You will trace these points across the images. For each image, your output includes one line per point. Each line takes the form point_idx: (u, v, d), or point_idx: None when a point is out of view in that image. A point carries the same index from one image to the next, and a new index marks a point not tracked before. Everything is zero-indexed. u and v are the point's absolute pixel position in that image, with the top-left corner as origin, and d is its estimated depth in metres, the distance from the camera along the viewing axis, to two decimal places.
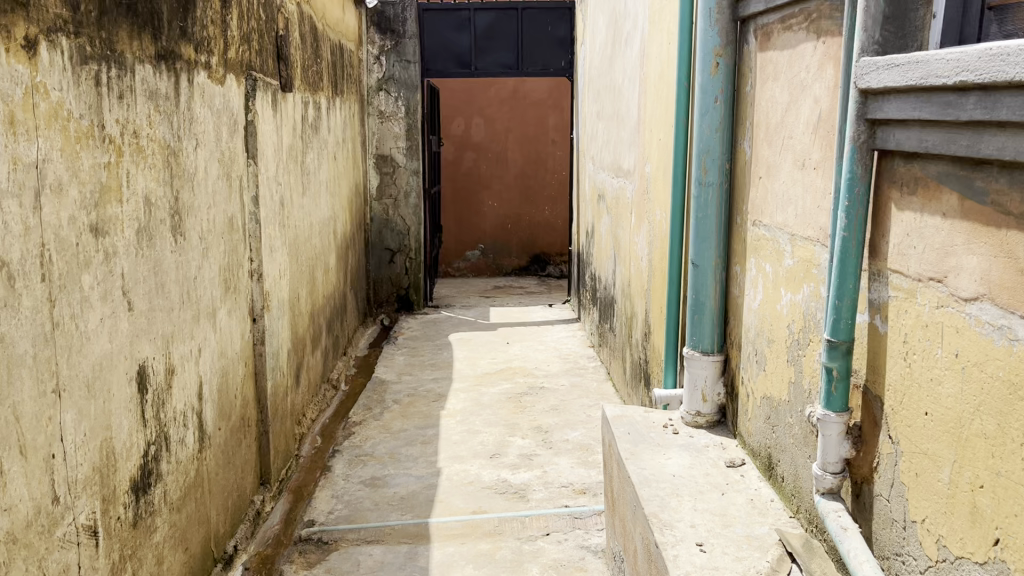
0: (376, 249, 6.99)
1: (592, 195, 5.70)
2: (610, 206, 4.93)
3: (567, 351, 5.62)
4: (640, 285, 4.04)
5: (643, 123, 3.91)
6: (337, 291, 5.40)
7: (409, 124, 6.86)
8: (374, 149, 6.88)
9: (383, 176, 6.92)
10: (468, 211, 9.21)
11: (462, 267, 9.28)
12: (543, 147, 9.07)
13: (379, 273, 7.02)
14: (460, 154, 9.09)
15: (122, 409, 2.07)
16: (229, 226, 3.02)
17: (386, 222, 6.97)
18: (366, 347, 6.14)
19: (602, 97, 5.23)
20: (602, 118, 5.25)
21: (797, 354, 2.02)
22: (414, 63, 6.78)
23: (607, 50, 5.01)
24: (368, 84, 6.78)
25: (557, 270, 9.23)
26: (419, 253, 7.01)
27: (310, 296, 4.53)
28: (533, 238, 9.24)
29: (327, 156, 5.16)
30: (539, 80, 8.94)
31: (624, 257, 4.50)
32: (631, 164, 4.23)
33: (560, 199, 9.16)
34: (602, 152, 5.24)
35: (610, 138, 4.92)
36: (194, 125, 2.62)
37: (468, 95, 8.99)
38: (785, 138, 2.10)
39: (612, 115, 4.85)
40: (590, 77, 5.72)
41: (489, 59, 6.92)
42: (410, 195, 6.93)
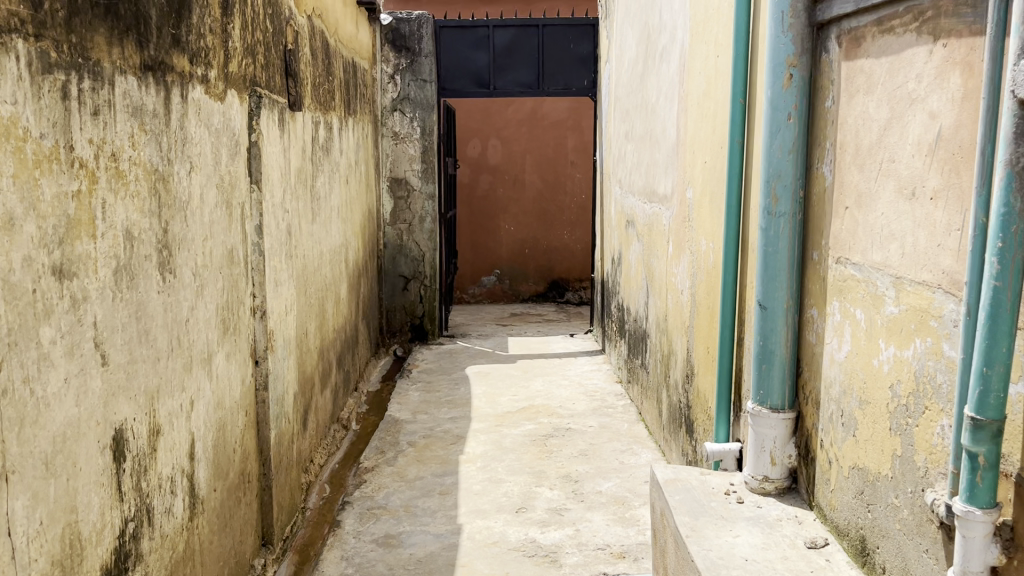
0: (390, 276, 6.66)
1: (620, 220, 5.36)
2: (642, 234, 4.59)
3: (592, 387, 5.27)
4: (680, 321, 3.69)
5: (684, 145, 3.58)
6: (348, 323, 5.07)
7: (425, 146, 6.56)
8: (388, 172, 6.57)
9: (397, 201, 6.61)
10: (484, 235, 8.88)
11: (477, 293, 8.94)
12: (562, 170, 8.76)
13: (392, 301, 6.68)
14: (476, 176, 8.79)
15: (90, 487, 1.72)
16: (229, 259, 2.69)
17: (400, 248, 6.64)
18: (379, 381, 5.80)
19: (632, 117, 4.91)
20: (632, 139, 4.93)
21: (905, 423, 1.66)
22: (430, 82, 6.49)
23: (638, 68, 4.70)
24: (382, 104, 6.49)
25: (576, 297, 8.89)
26: (434, 280, 6.69)
27: (319, 330, 4.19)
28: (552, 264, 8.90)
29: (338, 180, 4.85)
30: (558, 101, 8.65)
31: (659, 289, 4.15)
32: (669, 189, 3.90)
33: (580, 223, 8.83)
34: (632, 175, 4.91)
35: (642, 161, 4.59)
36: (188, 147, 2.30)
37: (485, 116, 8.71)
38: (884, 161, 1.75)
39: (644, 136, 4.53)
40: (618, 96, 5.41)
41: (508, 77, 6.64)
42: (425, 220, 6.62)
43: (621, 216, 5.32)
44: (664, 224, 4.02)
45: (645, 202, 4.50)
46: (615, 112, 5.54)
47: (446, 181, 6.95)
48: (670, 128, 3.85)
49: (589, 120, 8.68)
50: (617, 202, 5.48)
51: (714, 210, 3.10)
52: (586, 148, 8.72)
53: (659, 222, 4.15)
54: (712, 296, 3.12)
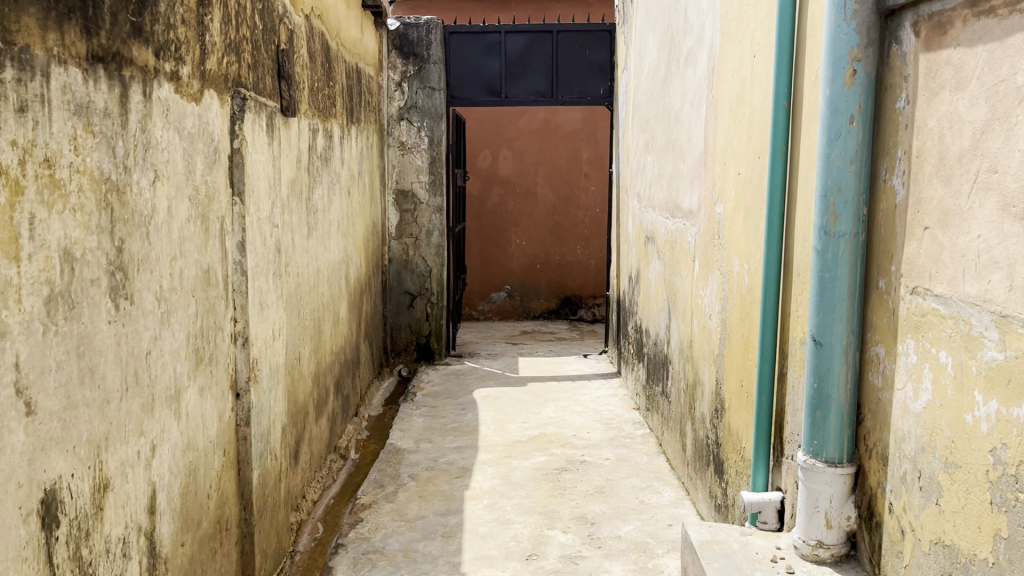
0: (395, 292, 6.36)
1: (638, 237, 5.05)
2: (664, 252, 4.27)
3: (608, 414, 4.94)
4: (708, 348, 3.36)
5: (714, 155, 3.26)
6: (348, 344, 4.76)
7: (433, 157, 6.27)
8: (394, 184, 6.27)
9: (403, 214, 6.31)
10: (494, 250, 8.58)
11: (487, 310, 8.63)
12: (575, 183, 8.46)
13: (397, 319, 6.37)
14: (486, 189, 8.49)
15: (8, 564, 1.41)
16: (204, 280, 2.39)
17: (406, 263, 6.34)
18: (381, 404, 5.49)
19: (653, 126, 4.60)
20: (652, 150, 4.62)
21: (1014, 500, 1.33)
22: (439, 90, 6.21)
23: (660, 73, 4.39)
24: (389, 113, 6.20)
25: (590, 314, 8.57)
26: (442, 298, 6.38)
27: (315, 353, 3.89)
28: (565, 280, 8.59)
29: (339, 192, 4.55)
30: (572, 111, 8.35)
31: (683, 312, 3.82)
32: (695, 203, 3.58)
33: (594, 238, 8.52)
34: (652, 189, 4.60)
35: (664, 173, 4.28)
36: (153, 154, 2.00)
37: (496, 127, 8.42)
38: (982, 173, 1.43)
39: (666, 145, 4.21)
40: (637, 105, 5.10)
41: (521, 85, 6.35)
42: (433, 234, 6.32)
43: (639, 232, 5.01)
44: (689, 242, 3.70)
45: (667, 218, 4.18)
46: (633, 122, 5.23)
47: (455, 193, 6.66)
48: (697, 137, 3.54)
49: (604, 131, 8.37)
50: (635, 218, 5.16)
51: (750, 228, 2.78)
52: (601, 160, 8.41)
53: (683, 239, 3.83)
54: (748, 323, 2.80)
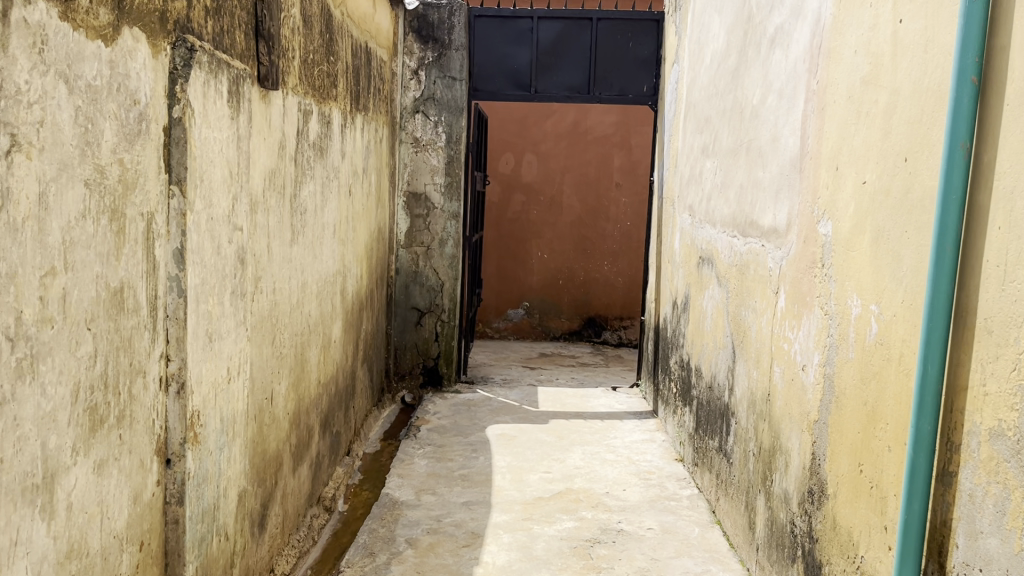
0: (401, 308, 5.60)
1: (690, 258, 4.29)
2: (728, 279, 3.51)
3: (647, 465, 4.17)
4: (799, 410, 2.58)
5: (820, 158, 2.49)
6: (340, 371, 4.00)
7: (450, 156, 5.53)
8: (405, 184, 5.53)
9: (414, 219, 5.56)
10: (513, 262, 7.82)
11: (502, 327, 7.87)
12: (605, 192, 7.70)
13: (402, 339, 5.62)
14: (507, 195, 7.75)
15: None
16: (113, 304, 1.63)
17: (415, 276, 5.58)
18: (379, 439, 4.74)
19: (716, 127, 3.84)
20: (714, 156, 3.86)
21: None
22: (461, 81, 5.48)
23: (729, 62, 3.64)
24: (402, 104, 5.47)
25: (615, 337, 7.80)
26: (454, 316, 5.63)
27: (295, 388, 3.13)
28: (589, 298, 7.82)
29: (337, 191, 3.81)
30: (605, 113, 7.61)
31: (757, 356, 3.05)
32: (783, 221, 2.81)
33: (623, 253, 7.75)
34: (712, 201, 3.84)
35: (732, 183, 3.52)
36: (6, 105, 1.25)
37: (521, 128, 7.68)
38: None
39: (737, 148, 3.45)
40: (693, 104, 4.37)
41: (554, 79, 5.60)
42: (447, 243, 5.57)
43: (692, 253, 4.25)
44: (770, 270, 2.93)
45: (735, 237, 3.42)
46: (687, 125, 4.49)
47: (473, 199, 5.91)
48: (791, 136, 2.77)
49: (639, 137, 7.62)
50: (685, 236, 4.41)
51: (885, 258, 2.01)
52: (634, 168, 7.66)
53: (759, 266, 3.06)
54: (877, 387, 2.03)
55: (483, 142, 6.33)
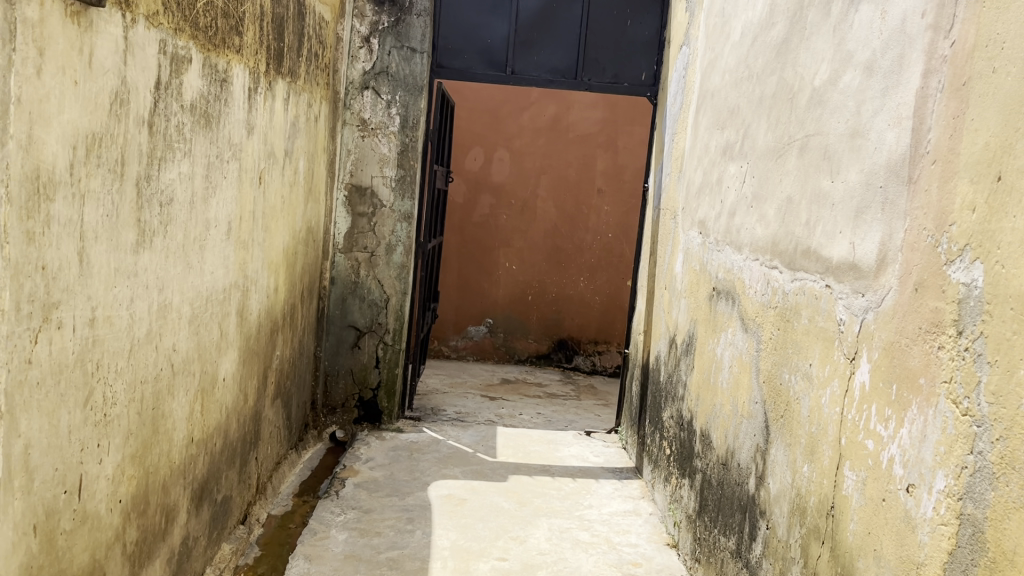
0: (335, 326, 4.61)
1: (698, 289, 3.37)
2: (762, 325, 2.58)
3: (631, 554, 3.23)
4: (897, 553, 1.66)
5: (957, 161, 1.57)
6: (233, 415, 3.00)
7: (405, 145, 4.55)
8: (348, 175, 4.54)
9: (357, 218, 4.57)
10: (477, 273, 6.86)
11: (461, 346, 6.89)
12: (585, 198, 6.77)
13: (335, 364, 4.63)
14: (473, 196, 6.79)
15: None
16: None
17: (354, 288, 4.59)
18: (291, 495, 3.76)
19: (746, 119, 2.93)
20: (742, 159, 2.94)
21: None
22: (422, 53, 4.50)
23: (773, 33, 2.72)
24: (349, 77, 4.49)
25: (589, 364, 6.87)
26: (400, 340, 4.65)
27: (140, 459, 2.15)
28: (561, 318, 6.88)
29: (237, 175, 2.82)
30: (590, 109, 6.69)
31: (810, 446, 2.13)
32: (871, 256, 1.88)
33: (602, 269, 6.83)
34: (738, 218, 2.92)
35: (771, 195, 2.60)
36: None
37: (493, 120, 6.73)
38: None
39: (783, 146, 2.53)
40: (710, 95, 3.45)
41: (534, 59, 4.65)
42: (395, 250, 4.60)
43: (703, 283, 3.32)
44: (841, 324, 2.01)
45: (777, 270, 2.49)
46: (702, 120, 3.57)
47: (431, 200, 4.94)
48: (891, 126, 1.85)
49: (626, 138, 6.71)
50: (693, 260, 3.49)
51: None
52: (619, 174, 6.74)
53: (820, 315, 2.14)
54: None
55: (447, 132, 5.37)
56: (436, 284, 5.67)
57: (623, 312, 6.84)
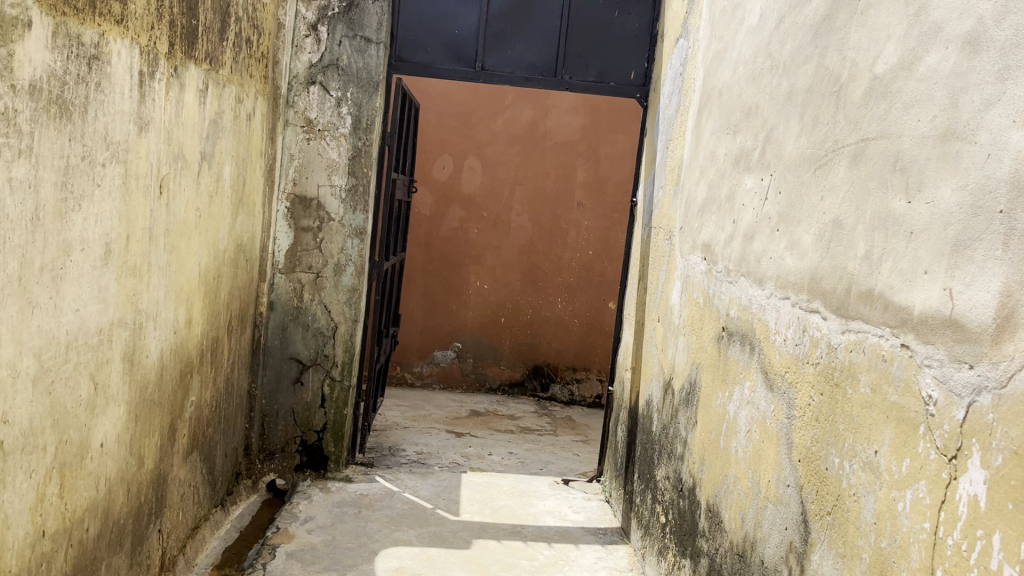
0: (274, 359, 3.98)
1: (703, 327, 2.78)
2: (797, 384, 1.99)
3: None
4: None
5: None
6: (119, 485, 2.36)
7: (357, 149, 3.93)
8: (290, 184, 3.92)
9: (301, 234, 3.95)
10: (444, 292, 6.25)
11: (426, 373, 6.27)
12: (564, 212, 6.19)
13: (274, 403, 4.00)
14: (441, 208, 6.19)
15: None
16: None
17: (297, 315, 3.97)
18: (210, 568, 3.11)
19: (768, 119, 2.35)
20: (761, 169, 2.37)
21: None
22: (378, 43, 3.89)
23: (808, 11, 2.14)
24: (292, 71, 3.87)
25: (566, 394, 6.29)
26: (350, 375, 4.02)
27: None
28: (536, 342, 6.29)
29: (122, 182, 2.19)
30: (570, 115, 6.12)
31: (879, 567, 1.54)
32: (983, 312, 1.30)
33: (581, 290, 6.24)
34: (757, 243, 2.34)
35: (809, 216, 2.01)
36: None
37: (463, 125, 6.14)
38: None
39: (827, 153, 1.95)
40: (716, 94, 2.88)
41: (508, 53, 4.06)
42: (344, 271, 3.97)
43: (709, 321, 2.73)
44: (930, 404, 1.43)
45: (818, 315, 1.91)
46: (705, 123, 3.00)
47: (389, 214, 4.33)
48: (1018, 123, 1.26)
49: (609, 146, 6.14)
50: (695, 291, 2.91)
51: None
52: (601, 186, 6.17)
53: (893, 386, 1.55)
54: None
55: (409, 137, 4.77)
56: (397, 306, 5.06)
57: (604, 337, 6.26)
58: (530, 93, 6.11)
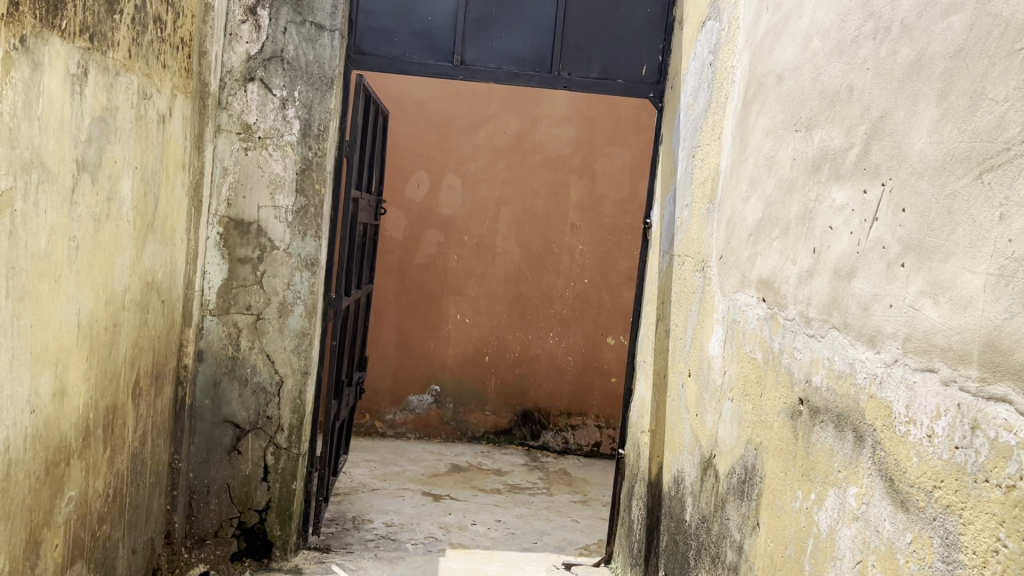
0: (205, 422, 3.20)
1: (763, 394, 2.05)
2: (964, 513, 1.25)
3: None
4: None
5: None
6: None
7: (306, 161, 3.18)
8: (224, 205, 3.16)
9: (237, 266, 3.18)
10: (419, 328, 5.49)
11: (400, 421, 5.50)
12: (555, 235, 5.47)
13: (204, 476, 3.22)
14: (416, 233, 5.45)
15: None
16: None
17: (233, 367, 3.20)
18: None
19: (872, 105, 1.64)
20: (863, 177, 1.65)
21: None
22: (332, 30, 3.15)
23: None
24: (226, 64, 3.13)
25: (560, 442, 5.54)
26: (299, 440, 3.25)
27: None
28: (525, 384, 5.54)
29: None
30: (561, 126, 5.42)
31: None
32: None
33: (576, 323, 5.51)
34: (861, 282, 1.62)
35: (972, 244, 1.28)
36: None
37: (440, 138, 5.41)
38: None
39: (1009, 144, 1.22)
40: (773, 80, 2.17)
41: (493, 44, 3.34)
42: (291, 311, 3.21)
43: (773, 387, 2.00)
44: None
45: (1006, 406, 1.17)
46: (755, 120, 2.28)
47: (349, 240, 3.58)
48: None
49: (605, 161, 5.44)
50: (748, 343, 2.18)
51: None
52: (597, 205, 5.46)
53: None
54: None
55: (376, 149, 4.04)
56: (362, 348, 4.30)
57: (602, 377, 5.53)
58: (516, 102, 5.41)
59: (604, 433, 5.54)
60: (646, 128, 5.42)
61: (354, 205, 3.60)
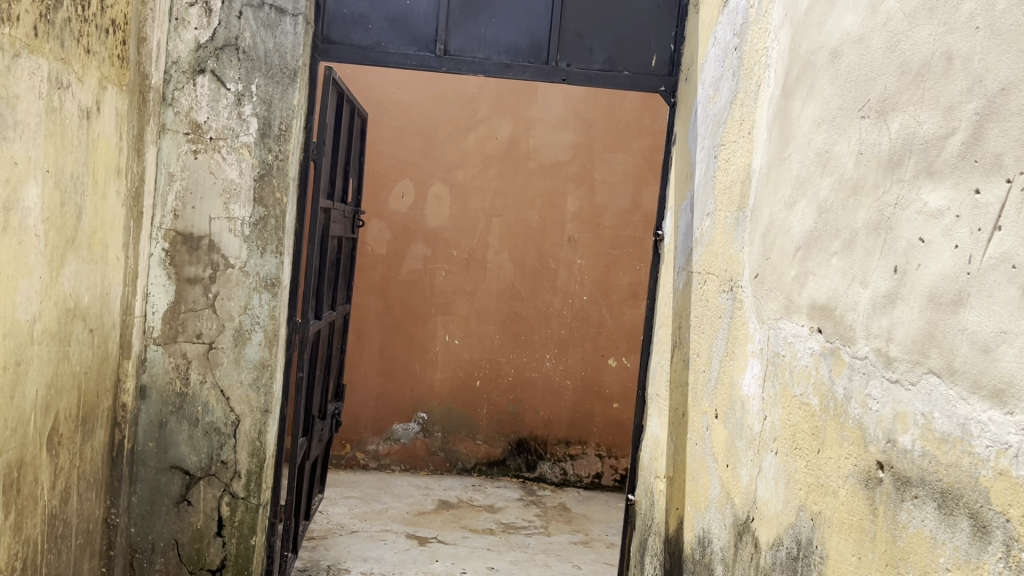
0: (148, 469, 2.75)
1: (822, 451, 1.62)
2: None
3: None
4: None
5: None
6: None
7: (266, 165, 2.75)
8: (170, 216, 2.72)
9: (185, 287, 2.74)
10: (405, 350, 5.05)
11: (384, 451, 5.06)
12: (551, 249, 5.05)
13: (148, 532, 2.77)
14: (400, 247, 5.02)
15: None
16: None
17: (181, 405, 2.76)
18: None
19: (986, 74, 1.21)
20: (973, 171, 1.22)
21: None
22: (294, 15, 2.73)
23: None
24: (171, 53, 2.70)
25: (558, 473, 5.12)
26: (259, 488, 2.81)
27: None
28: (519, 411, 5.11)
29: None
30: (557, 131, 5.01)
31: None
32: None
33: (575, 345, 5.09)
34: (976, 315, 1.19)
35: None
36: None
37: (426, 144, 4.99)
38: None
39: None
40: (825, 57, 1.75)
41: (481, 32, 2.92)
42: (249, 340, 2.77)
43: (836, 443, 1.58)
44: None
45: None
46: (800, 109, 1.87)
47: (317, 257, 3.15)
48: None
49: (605, 169, 5.03)
50: (799, 384, 1.76)
51: None
52: (596, 217, 5.05)
53: None
54: None
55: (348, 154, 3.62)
56: (335, 376, 3.86)
57: (603, 402, 5.12)
58: (508, 105, 4.99)
59: (605, 463, 5.14)
60: (649, 132, 5.03)
61: (323, 216, 3.17)
